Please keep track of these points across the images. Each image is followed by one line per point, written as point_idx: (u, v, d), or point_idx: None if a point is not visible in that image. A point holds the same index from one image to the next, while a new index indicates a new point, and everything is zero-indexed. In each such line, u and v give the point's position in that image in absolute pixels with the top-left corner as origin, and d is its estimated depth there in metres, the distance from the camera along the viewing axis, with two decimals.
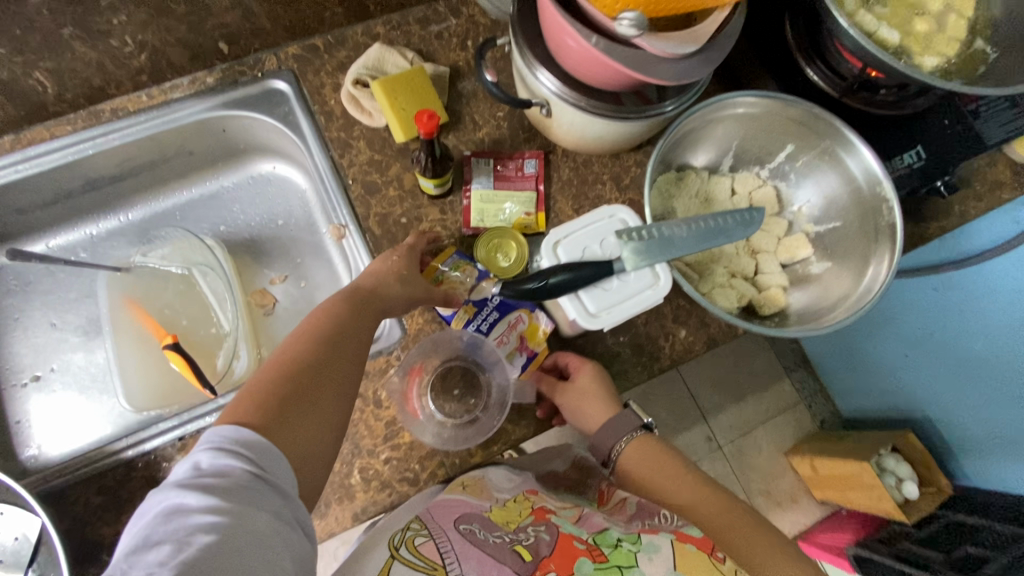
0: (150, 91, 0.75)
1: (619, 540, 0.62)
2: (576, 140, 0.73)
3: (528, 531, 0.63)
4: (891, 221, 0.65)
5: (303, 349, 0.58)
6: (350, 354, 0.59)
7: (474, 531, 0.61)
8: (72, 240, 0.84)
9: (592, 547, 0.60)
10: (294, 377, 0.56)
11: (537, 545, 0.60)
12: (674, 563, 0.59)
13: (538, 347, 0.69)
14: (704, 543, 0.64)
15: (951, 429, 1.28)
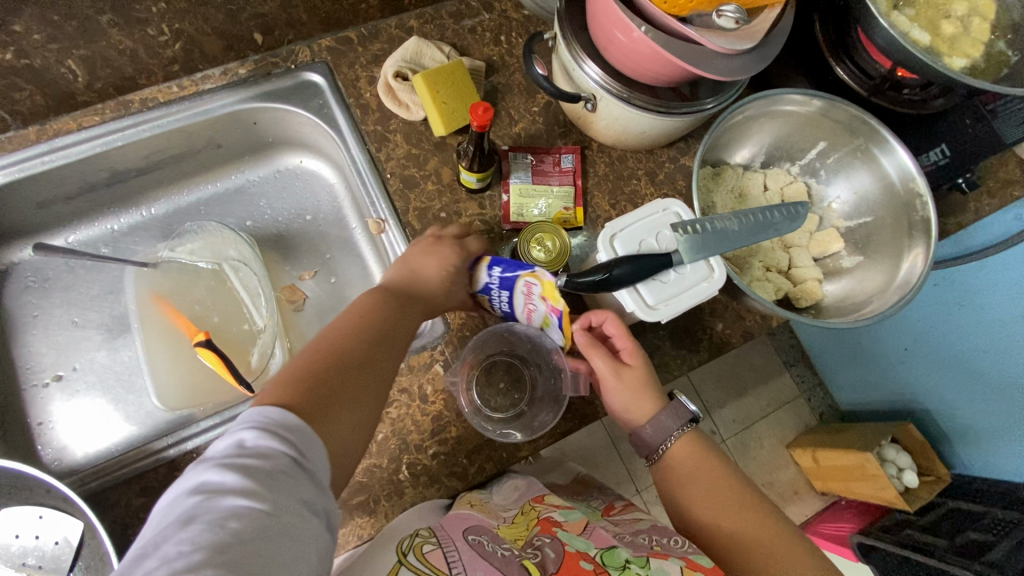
0: (181, 82, 0.74)
1: (629, 562, 0.52)
2: (616, 134, 0.74)
3: (533, 543, 0.55)
4: (925, 215, 0.67)
5: (357, 340, 0.57)
6: (393, 352, 0.58)
7: (483, 544, 0.55)
8: (93, 235, 0.82)
9: (599, 565, 0.51)
10: (338, 364, 0.54)
11: (542, 560, 0.52)
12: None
13: (560, 304, 0.59)
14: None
15: (945, 420, 1.33)
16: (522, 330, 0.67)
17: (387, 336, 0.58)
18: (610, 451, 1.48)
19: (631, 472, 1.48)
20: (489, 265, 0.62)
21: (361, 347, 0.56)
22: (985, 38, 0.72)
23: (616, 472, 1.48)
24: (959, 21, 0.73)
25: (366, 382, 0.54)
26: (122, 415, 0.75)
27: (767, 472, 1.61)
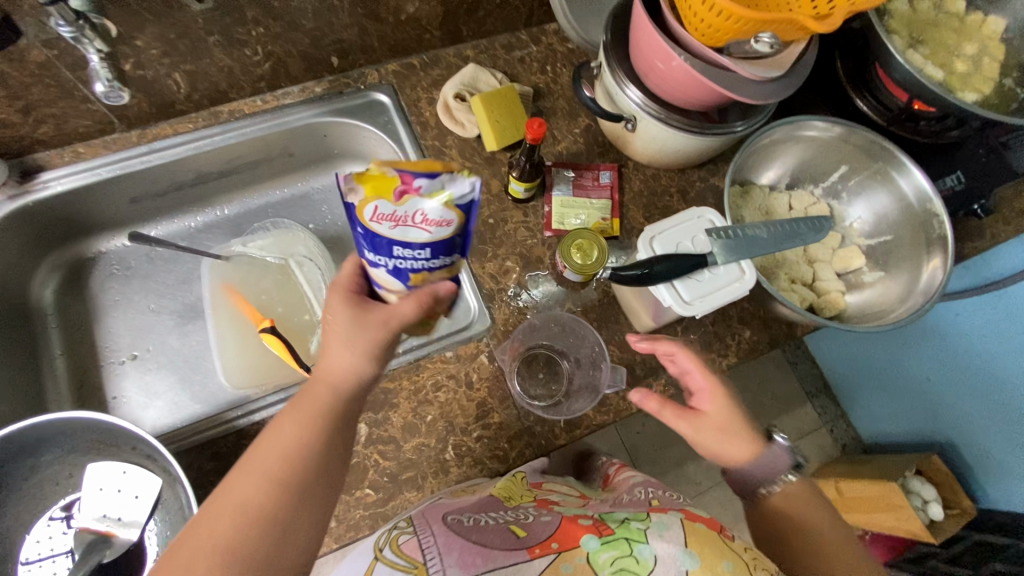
0: (265, 97, 0.84)
1: (628, 519, 0.60)
2: (653, 153, 0.81)
3: (528, 512, 0.64)
4: (942, 233, 0.72)
5: (245, 471, 0.48)
6: (315, 458, 0.50)
7: (464, 522, 0.60)
8: (174, 230, 0.91)
9: (597, 522, 0.60)
10: (236, 506, 0.46)
11: (536, 527, 0.60)
12: (686, 540, 0.56)
13: (388, 168, 0.41)
14: (715, 524, 0.62)
15: (969, 452, 1.32)
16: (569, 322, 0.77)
17: (297, 448, 0.49)
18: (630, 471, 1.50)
19: None
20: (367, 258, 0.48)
21: (260, 469, 0.48)
22: (994, 76, 0.78)
23: None
24: (970, 60, 0.79)
25: (293, 498, 0.48)
26: (189, 395, 0.81)
27: None
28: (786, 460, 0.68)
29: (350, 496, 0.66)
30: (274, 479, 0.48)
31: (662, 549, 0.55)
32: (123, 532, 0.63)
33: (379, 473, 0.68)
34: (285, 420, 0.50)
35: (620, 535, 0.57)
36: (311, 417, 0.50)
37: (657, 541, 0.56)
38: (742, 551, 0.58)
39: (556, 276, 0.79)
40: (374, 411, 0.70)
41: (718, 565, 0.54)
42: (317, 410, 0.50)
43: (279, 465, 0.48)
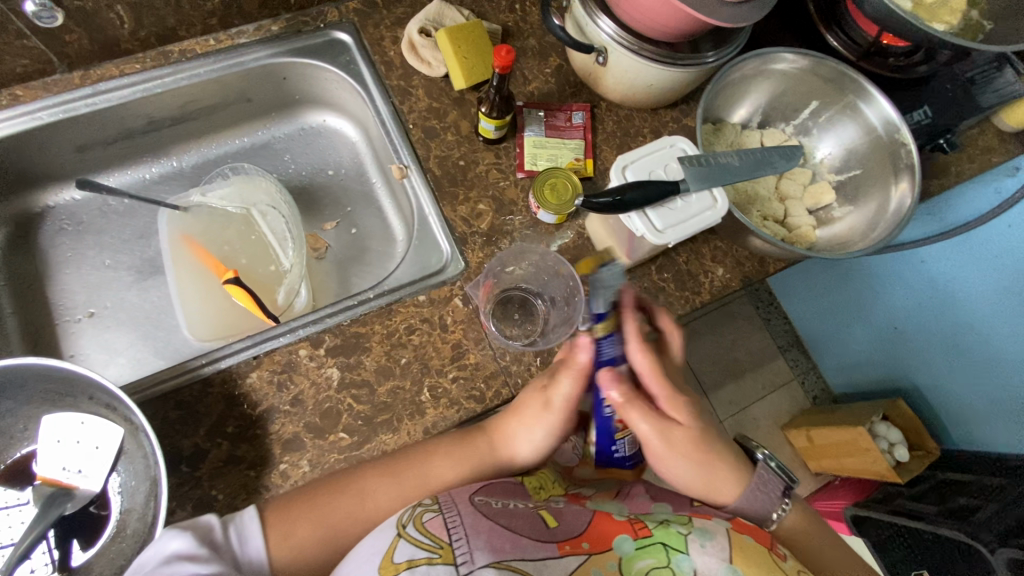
0: (218, 36, 0.79)
1: (669, 522, 0.57)
2: (624, 89, 0.79)
3: (557, 501, 0.60)
4: (910, 161, 0.73)
5: (398, 482, 0.60)
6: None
7: (493, 506, 0.57)
8: (128, 182, 0.86)
9: (632, 519, 0.57)
10: (367, 506, 0.59)
11: (568, 516, 0.56)
12: (731, 555, 0.54)
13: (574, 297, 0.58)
14: (764, 538, 0.59)
15: (933, 394, 1.37)
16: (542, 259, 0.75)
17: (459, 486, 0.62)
18: None
19: None
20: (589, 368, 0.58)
21: (409, 486, 0.60)
22: (961, 8, 0.78)
23: None
24: None
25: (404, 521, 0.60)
26: (152, 351, 0.79)
27: None
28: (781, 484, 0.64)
29: (323, 440, 0.65)
30: (409, 496, 0.60)
31: (704, 563, 0.53)
32: (84, 482, 0.61)
33: (353, 417, 0.66)
34: (468, 453, 0.63)
35: (657, 538, 0.55)
36: (477, 470, 0.63)
37: (699, 550, 0.54)
38: (791, 570, 0.56)
39: (529, 217, 0.78)
40: (345, 355, 0.69)
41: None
42: (482, 471, 0.63)
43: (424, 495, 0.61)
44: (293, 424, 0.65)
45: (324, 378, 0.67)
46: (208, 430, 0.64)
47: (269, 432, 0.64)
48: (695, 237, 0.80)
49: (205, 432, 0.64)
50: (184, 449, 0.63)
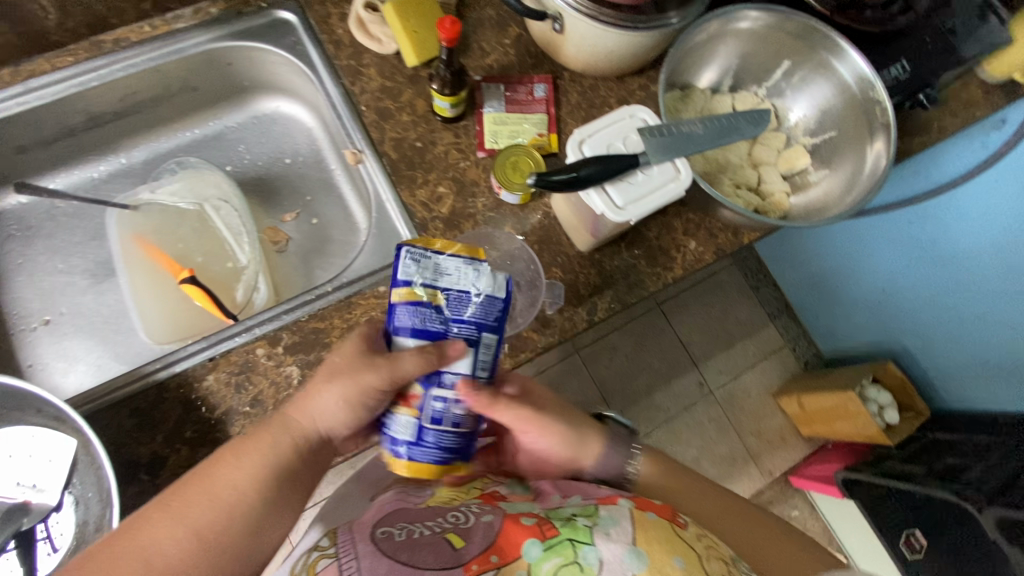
0: (153, 22, 0.74)
1: (574, 515, 0.54)
2: (586, 57, 0.75)
3: (470, 512, 0.56)
4: (886, 120, 0.70)
5: (168, 514, 0.49)
6: (249, 509, 0.52)
7: (395, 537, 0.52)
8: (74, 182, 0.82)
9: (541, 521, 0.53)
10: (153, 548, 0.48)
11: (475, 533, 0.52)
12: (635, 536, 0.51)
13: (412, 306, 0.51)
14: (666, 511, 0.58)
15: (924, 356, 1.34)
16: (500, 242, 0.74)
17: (253, 480, 0.52)
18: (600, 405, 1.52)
19: None
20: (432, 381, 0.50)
21: (189, 510, 0.50)
22: None
23: None
24: None
25: (212, 558, 0.49)
26: (112, 356, 0.77)
27: (755, 421, 1.61)
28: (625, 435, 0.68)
29: None
30: (196, 525, 0.49)
31: (609, 551, 0.50)
32: (42, 494, 0.59)
33: None
34: (238, 450, 0.53)
35: (564, 535, 0.51)
36: (266, 457, 0.53)
37: (604, 540, 0.50)
38: (693, 538, 0.55)
39: (492, 199, 0.75)
40: (305, 352, 0.66)
41: (668, 564, 0.50)
42: (273, 455, 0.53)
43: (212, 517, 0.50)
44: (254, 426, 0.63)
45: (284, 377, 0.65)
46: (165, 437, 0.62)
47: (229, 435, 0.63)
48: (666, 210, 0.77)
49: (163, 439, 0.62)
50: (141, 457, 0.61)
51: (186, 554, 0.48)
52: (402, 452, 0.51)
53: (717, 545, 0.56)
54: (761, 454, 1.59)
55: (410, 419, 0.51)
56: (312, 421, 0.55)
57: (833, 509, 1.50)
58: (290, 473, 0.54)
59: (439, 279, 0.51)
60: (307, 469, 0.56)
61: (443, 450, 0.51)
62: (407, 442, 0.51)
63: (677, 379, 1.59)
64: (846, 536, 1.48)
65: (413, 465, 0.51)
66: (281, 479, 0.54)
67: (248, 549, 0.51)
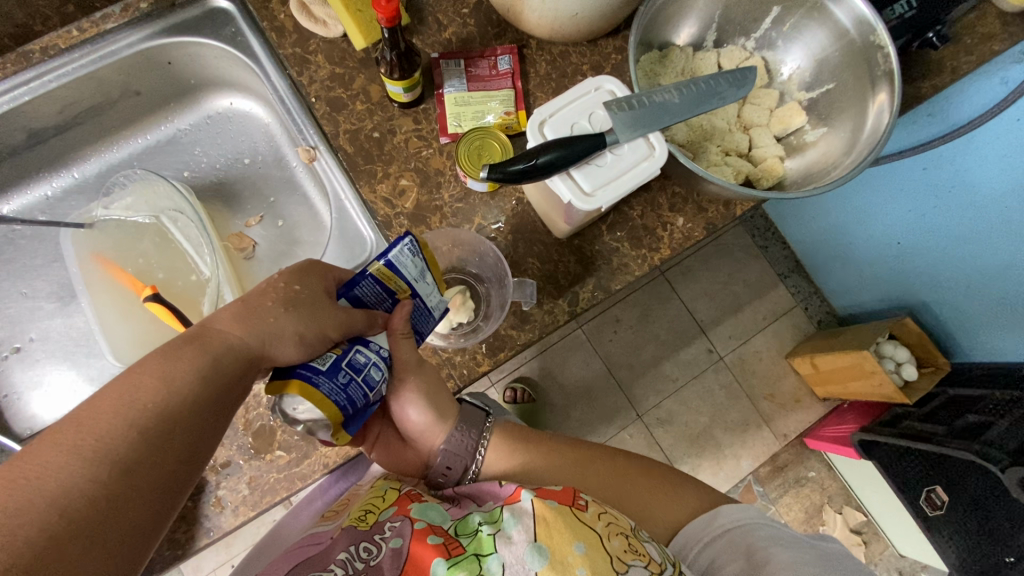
0: (81, 25, 0.69)
1: (481, 524, 0.50)
2: (549, 26, 0.67)
3: (382, 536, 0.49)
4: (889, 67, 0.62)
5: (73, 443, 0.36)
6: (191, 434, 0.41)
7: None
8: (28, 204, 0.79)
9: (449, 537, 0.49)
10: (65, 488, 0.34)
11: (384, 566, 0.47)
12: (537, 532, 0.48)
13: (387, 279, 0.50)
14: (566, 494, 0.53)
15: (945, 311, 1.22)
16: (464, 239, 0.68)
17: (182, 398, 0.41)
18: (606, 379, 1.49)
19: (630, 397, 1.49)
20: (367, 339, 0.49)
21: (102, 437, 0.37)
22: None
23: (614, 400, 1.48)
24: None
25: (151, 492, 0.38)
26: (85, 379, 0.74)
27: (767, 383, 1.53)
28: (479, 413, 0.62)
29: (260, 460, 0.61)
30: (111, 456, 0.37)
31: (512, 554, 0.47)
32: None
33: (288, 433, 0.62)
34: (159, 367, 0.41)
35: (470, 550, 0.47)
36: (194, 372, 0.42)
37: (506, 546, 0.47)
38: (593, 519, 0.50)
39: (460, 188, 0.70)
40: None
41: (569, 553, 0.46)
42: (200, 372, 0.42)
43: (137, 443, 0.38)
44: (225, 447, 0.61)
45: (252, 396, 0.63)
46: None
47: None
48: (650, 186, 0.71)
49: None
50: None
51: (107, 493, 0.36)
52: (315, 380, 0.44)
53: (620, 518, 0.52)
54: (775, 417, 1.52)
55: (332, 355, 0.46)
56: (255, 338, 0.44)
57: (852, 469, 1.42)
58: (221, 393, 0.43)
59: (422, 282, 0.53)
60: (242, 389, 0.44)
61: (349, 399, 0.45)
62: (323, 372, 0.44)
63: (684, 348, 1.53)
64: (868, 496, 1.42)
65: (319, 399, 0.43)
66: (211, 402, 0.42)
67: (174, 483, 0.40)
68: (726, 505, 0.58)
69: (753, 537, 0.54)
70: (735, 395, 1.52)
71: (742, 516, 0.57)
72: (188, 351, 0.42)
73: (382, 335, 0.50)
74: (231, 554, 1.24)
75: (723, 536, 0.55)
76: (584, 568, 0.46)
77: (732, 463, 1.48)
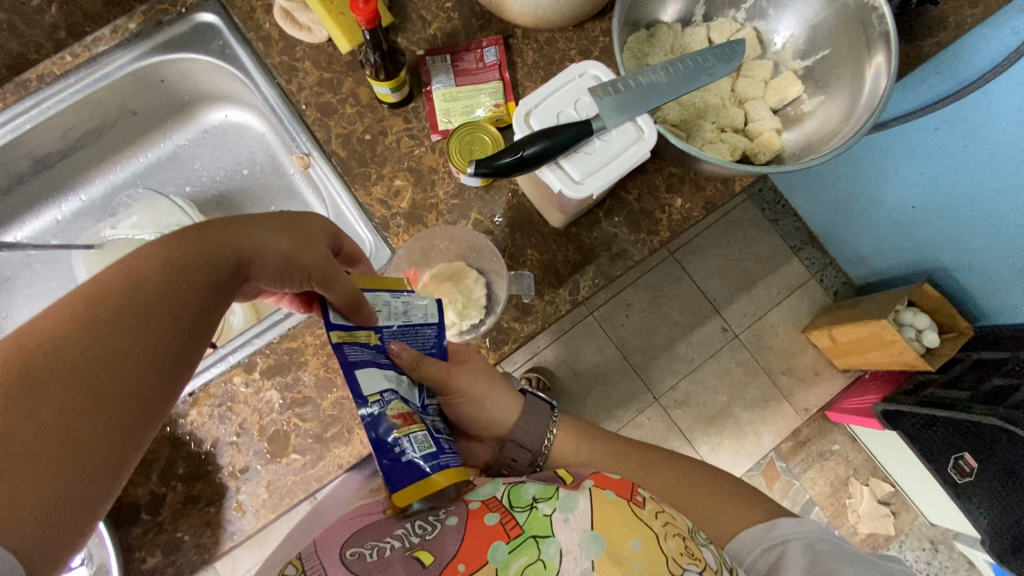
0: (74, 50, 0.71)
1: (535, 500, 0.49)
2: (533, 13, 0.66)
3: (438, 517, 0.48)
4: (884, 29, 0.60)
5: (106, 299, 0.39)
6: (204, 304, 0.43)
7: (367, 559, 0.43)
8: (41, 228, 0.82)
9: (505, 515, 0.48)
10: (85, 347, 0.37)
11: (442, 543, 0.45)
12: (593, 520, 0.47)
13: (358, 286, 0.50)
14: (624, 487, 0.52)
15: (965, 274, 1.18)
16: (461, 237, 0.67)
17: (167, 290, 0.41)
18: (621, 364, 1.48)
19: (645, 380, 1.48)
20: (382, 390, 0.46)
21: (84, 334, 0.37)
22: None
23: (631, 384, 1.48)
24: None
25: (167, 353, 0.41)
26: None
27: (784, 358, 1.51)
28: (544, 407, 0.64)
29: (277, 464, 0.63)
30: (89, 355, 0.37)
31: (569, 540, 0.46)
32: None
33: (302, 436, 0.64)
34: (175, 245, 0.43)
35: (527, 532, 0.47)
36: (192, 266, 0.43)
37: (563, 529, 0.46)
38: (651, 518, 0.49)
39: (454, 184, 0.70)
40: (281, 375, 0.65)
41: (626, 548, 0.45)
42: (209, 256, 0.44)
43: (161, 310, 0.41)
44: (243, 454, 0.63)
45: (265, 402, 0.64)
46: (160, 475, 0.62)
47: (220, 467, 0.63)
48: (645, 168, 0.70)
49: (157, 478, 0.62)
50: (139, 498, 0.61)
51: (130, 345, 0.39)
52: (442, 461, 0.45)
53: (677, 518, 0.51)
54: (795, 391, 1.50)
55: (423, 432, 0.46)
56: (236, 249, 0.46)
57: (876, 439, 1.40)
58: (212, 298, 0.44)
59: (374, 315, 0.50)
60: (221, 305, 0.46)
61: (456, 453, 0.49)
62: (438, 451, 0.46)
63: (698, 328, 1.51)
64: (892, 465, 1.40)
65: (455, 471, 0.46)
66: (216, 277, 0.44)
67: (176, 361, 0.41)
68: (783, 517, 0.60)
69: (814, 549, 0.55)
70: (752, 371, 1.50)
71: (801, 529, 0.58)
72: (191, 242, 0.44)
73: (372, 378, 0.46)
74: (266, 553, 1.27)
75: (781, 546, 0.57)
76: (640, 564, 0.45)
77: (753, 440, 1.47)
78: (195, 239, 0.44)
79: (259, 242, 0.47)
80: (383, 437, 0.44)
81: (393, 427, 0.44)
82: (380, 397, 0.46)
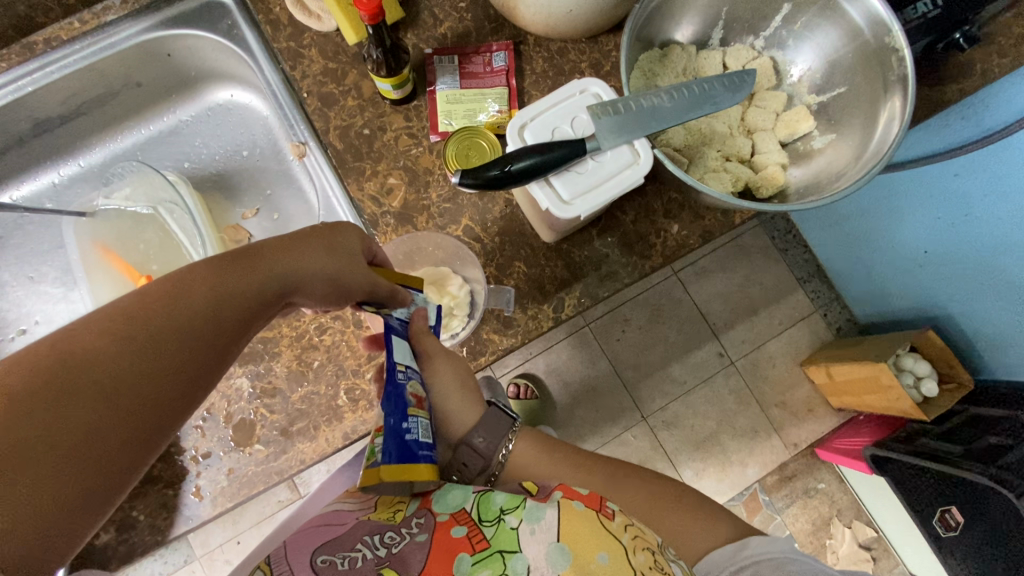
0: (82, 16, 0.71)
1: (502, 512, 0.47)
2: (544, 23, 0.64)
3: (409, 529, 0.47)
4: (903, 72, 0.57)
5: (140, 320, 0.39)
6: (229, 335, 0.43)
7: (338, 568, 0.42)
8: (37, 190, 0.82)
9: (472, 528, 0.46)
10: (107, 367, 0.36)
11: (408, 557, 0.44)
12: (560, 531, 0.45)
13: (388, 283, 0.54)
14: (595, 499, 0.50)
15: (971, 326, 1.15)
16: (448, 242, 0.67)
17: (196, 316, 0.41)
18: (611, 379, 1.47)
19: (634, 398, 1.47)
20: (408, 367, 0.50)
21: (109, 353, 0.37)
22: None
23: (619, 400, 1.46)
24: None
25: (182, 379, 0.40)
26: None
27: (778, 391, 1.49)
28: (507, 420, 0.60)
29: (240, 453, 0.63)
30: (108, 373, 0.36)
31: (536, 555, 0.44)
32: None
33: (267, 428, 0.63)
34: (217, 270, 0.43)
35: (493, 547, 0.45)
36: (226, 292, 0.43)
37: (529, 541, 0.45)
38: (620, 531, 0.48)
39: (449, 188, 0.68)
40: (253, 363, 0.64)
41: (593, 562, 0.44)
42: (247, 284, 0.44)
43: (187, 334, 0.40)
44: (207, 439, 0.63)
45: (235, 389, 0.64)
46: None
47: (183, 450, 0.62)
48: (644, 190, 0.68)
49: None
50: None
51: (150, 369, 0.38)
52: (428, 456, 0.48)
53: (647, 532, 0.50)
54: (785, 425, 1.47)
55: (423, 420, 0.49)
56: (277, 276, 0.46)
57: (863, 483, 1.37)
58: (241, 326, 0.44)
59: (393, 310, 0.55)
60: (250, 333, 0.45)
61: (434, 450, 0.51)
62: (426, 445, 0.48)
63: (694, 351, 1.49)
64: (876, 510, 1.38)
65: (430, 470, 0.48)
66: (249, 305, 0.44)
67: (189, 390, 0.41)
68: (754, 536, 0.59)
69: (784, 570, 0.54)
70: (744, 400, 1.48)
71: (771, 548, 0.57)
72: (233, 268, 0.44)
73: (402, 352, 0.50)
74: (238, 530, 1.28)
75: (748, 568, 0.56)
76: None
77: (737, 470, 1.45)
78: (239, 261, 0.45)
79: (302, 268, 0.47)
80: (398, 404, 0.46)
81: (409, 403, 0.48)
82: (404, 369, 0.49)
